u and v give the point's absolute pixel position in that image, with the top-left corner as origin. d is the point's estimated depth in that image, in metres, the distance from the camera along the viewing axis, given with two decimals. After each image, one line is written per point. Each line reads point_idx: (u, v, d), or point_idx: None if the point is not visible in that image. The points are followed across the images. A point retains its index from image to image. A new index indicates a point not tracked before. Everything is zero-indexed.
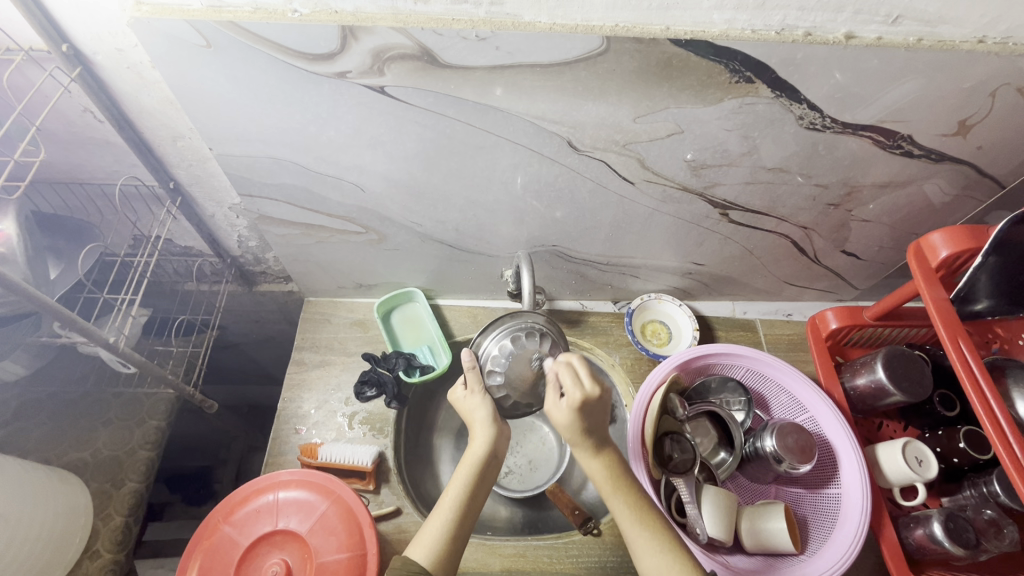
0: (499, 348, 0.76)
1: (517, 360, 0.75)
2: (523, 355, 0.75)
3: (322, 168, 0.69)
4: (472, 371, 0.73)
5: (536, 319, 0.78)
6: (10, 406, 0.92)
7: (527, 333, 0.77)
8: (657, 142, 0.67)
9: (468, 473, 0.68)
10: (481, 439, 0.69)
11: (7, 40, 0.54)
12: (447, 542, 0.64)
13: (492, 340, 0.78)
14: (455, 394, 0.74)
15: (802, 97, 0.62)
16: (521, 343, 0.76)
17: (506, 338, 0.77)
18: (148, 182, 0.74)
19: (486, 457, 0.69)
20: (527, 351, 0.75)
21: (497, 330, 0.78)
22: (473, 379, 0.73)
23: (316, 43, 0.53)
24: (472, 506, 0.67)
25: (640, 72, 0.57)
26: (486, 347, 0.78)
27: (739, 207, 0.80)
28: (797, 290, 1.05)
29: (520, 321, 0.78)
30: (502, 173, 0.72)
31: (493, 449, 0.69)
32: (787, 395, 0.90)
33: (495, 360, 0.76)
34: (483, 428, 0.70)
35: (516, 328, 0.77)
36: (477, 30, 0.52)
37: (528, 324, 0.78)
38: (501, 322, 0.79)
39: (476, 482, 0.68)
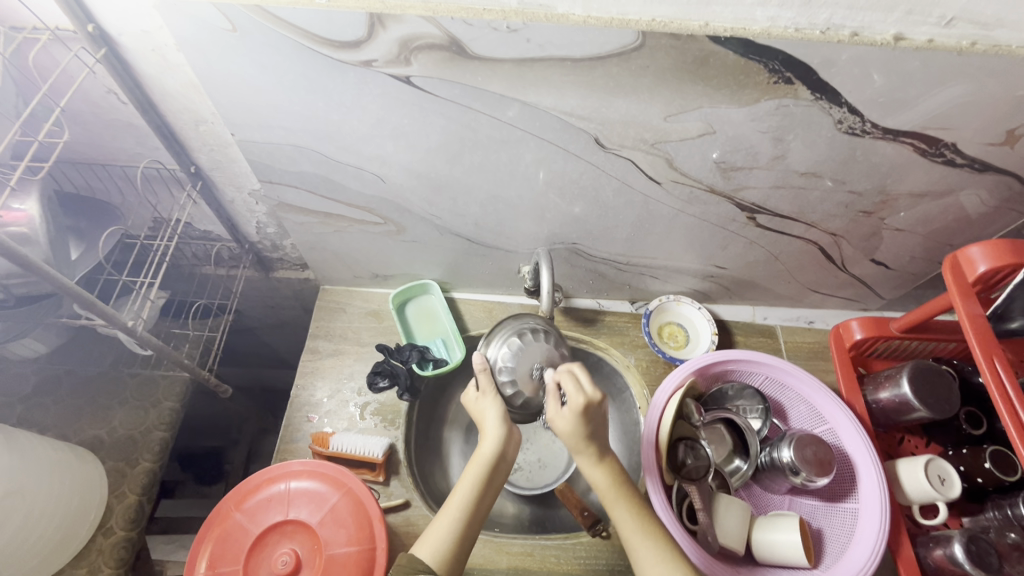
0: (506, 347, 0.74)
1: (527, 357, 0.73)
2: (533, 351, 0.74)
3: (343, 157, 0.69)
4: (483, 373, 0.72)
5: (539, 319, 0.78)
6: (30, 381, 0.94)
7: (533, 330, 0.76)
8: (687, 142, 0.65)
9: (477, 473, 0.67)
10: (491, 441, 0.68)
11: (35, 19, 0.53)
12: (454, 543, 0.63)
13: (499, 339, 0.76)
14: (467, 395, 0.73)
15: (842, 101, 0.59)
16: (529, 340, 0.75)
17: (512, 338, 0.76)
18: (170, 165, 0.73)
19: (496, 458, 0.68)
20: (535, 348, 0.74)
21: (501, 330, 0.77)
22: (485, 382, 0.72)
23: (343, 30, 0.52)
24: (480, 506, 0.66)
25: (674, 70, 0.55)
26: (493, 347, 0.76)
27: (767, 211, 0.78)
28: (821, 297, 1.02)
29: (523, 321, 0.77)
30: (525, 168, 0.71)
31: (503, 449, 0.68)
32: (806, 404, 0.88)
33: (503, 358, 0.74)
34: (495, 427, 0.69)
35: (520, 328, 0.76)
36: (509, 21, 0.51)
37: (530, 324, 0.77)
38: (503, 326, 0.78)
39: (485, 482, 0.67)
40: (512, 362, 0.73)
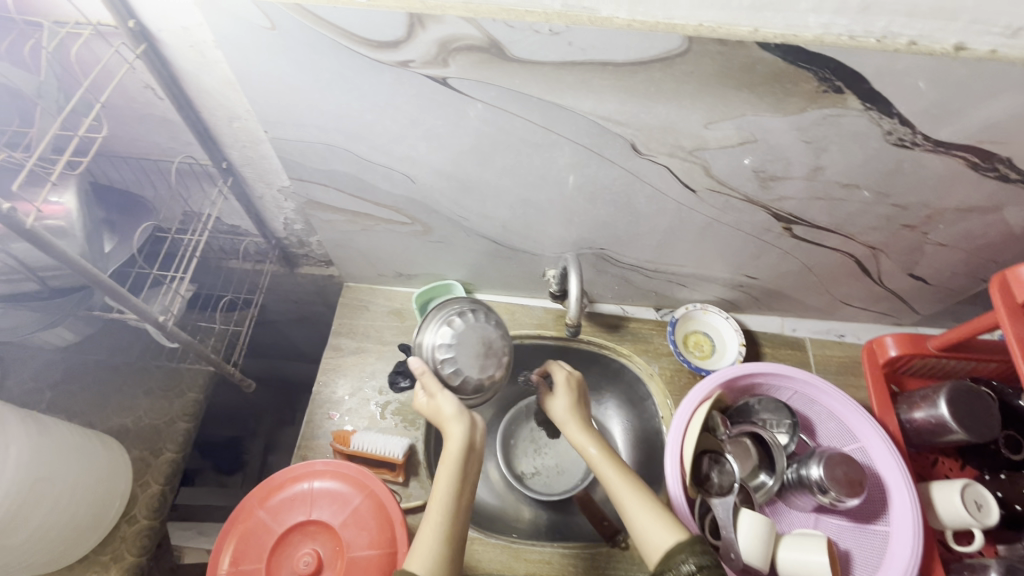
0: (434, 339, 0.72)
1: (462, 339, 0.70)
2: (465, 332, 0.71)
3: (374, 157, 0.68)
4: (425, 374, 0.71)
5: (461, 300, 0.75)
6: (59, 368, 0.95)
7: (464, 310, 0.73)
8: (726, 150, 0.63)
9: (450, 471, 0.66)
10: (456, 434, 0.68)
11: (77, 14, 0.53)
12: (445, 546, 0.61)
13: (428, 332, 0.73)
14: (417, 399, 0.72)
15: (893, 111, 0.57)
16: (458, 323, 0.71)
17: (442, 326, 0.73)
18: (203, 160, 0.74)
19: (465, 452, 0.68)
20: (466, 329, 0.71)
21: (427, 323, 0.74)
22: (430, 383, 0.71)
23: (382, 30, 0.51)
24: (461, 505, 0.65)
25: (720, 76, 0.54)
26: (425, 345, 0.73)
27: (805, 222, 0.75)
28: (854, 310, 0.99)
29: (447, 307, 0.74)
30: (558, 172, 0.70)
31: (470, 440, 0.69)
32: (836, 422, 0.86)
33: (438, 349, 0.71)
34: (456, 420, 0.68)
35: (444, 312, 0.73)
36: (552, 23, 0.49)
37: (455, 307, 0.74)
38: (428, 318, 0.75)
39: (460, 479, 0.66)
40: (447, 350, 0.70)
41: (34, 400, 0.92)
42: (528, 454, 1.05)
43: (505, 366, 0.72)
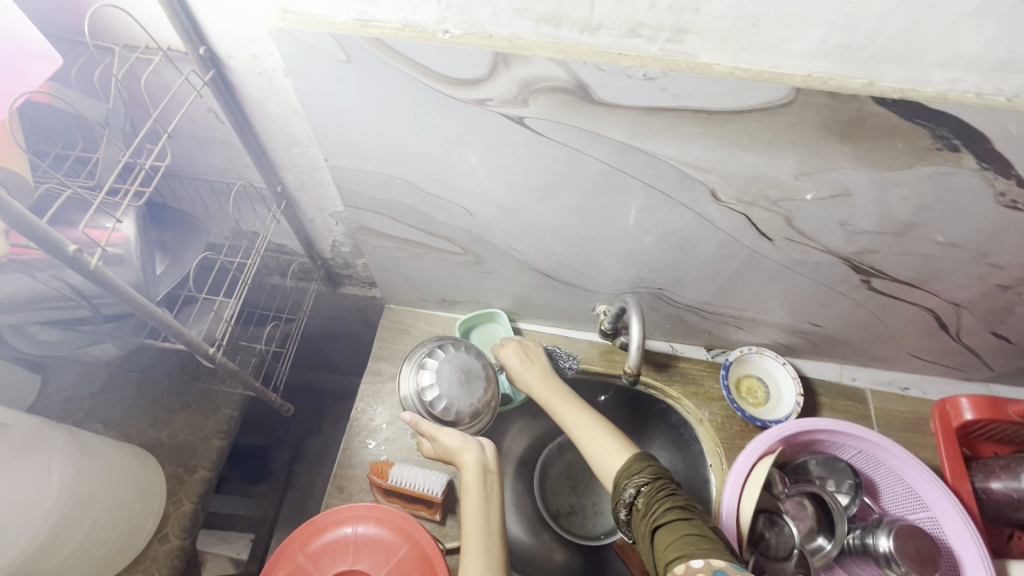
0: (417, 382, 0.76)
1: (442, 374, 0.75)
2: (442, 366, 0.75)
3: (436, 190, 0.65)
4: (422, 419, 0.74)
5: (426, 342, 0.79)
6: (98, 377, 0.94)
7: (437, 349, 0.78)
8: (815, 202, 0.59)
9: (475, 493, 0.70)
10: (471, 459, 0.71)
11: (148, 39, 0.52)
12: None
13: (409, 382, 0.77)
14: (424, 448, 0.77)
15: (1011, 172, 0.52)
16: (434, 362, 0.76)
17: (418, 371, 0.77)
18: (258, 184, 0.73)
19: (480, 467, 0.71)
20: (442, 365, 0.75)
21: (404, 373, 0.78)
22: (428, 427, 0.74)
23: (463, 68, 0.48)
24: (493, 526, 0.68)
25: (824, 129, 0.49)
26: (410, 395, 0.76)
27: (886, 276, 0.70)
28: (921, 363, 0.93)
29: (418, 352, 0.79)
30: (626, 214, 0.66)
31: (484, 457, 0.73)
32: (905, 486, 0.80)
33: (424, 391, 0.75)
34: (466, 443, 0.73)
35: (419, 358, 0.78)
36: (647, 69, 0.46)
37: (426, 349, 0.78)
38: (404, 366, 0.79)
39: (484, 501, 0.70)
40: (432, 390, 0.74)
41: (73, 409, 0.91)
42: (566, 492, 1.02)
43: (489, 385, 0.77)
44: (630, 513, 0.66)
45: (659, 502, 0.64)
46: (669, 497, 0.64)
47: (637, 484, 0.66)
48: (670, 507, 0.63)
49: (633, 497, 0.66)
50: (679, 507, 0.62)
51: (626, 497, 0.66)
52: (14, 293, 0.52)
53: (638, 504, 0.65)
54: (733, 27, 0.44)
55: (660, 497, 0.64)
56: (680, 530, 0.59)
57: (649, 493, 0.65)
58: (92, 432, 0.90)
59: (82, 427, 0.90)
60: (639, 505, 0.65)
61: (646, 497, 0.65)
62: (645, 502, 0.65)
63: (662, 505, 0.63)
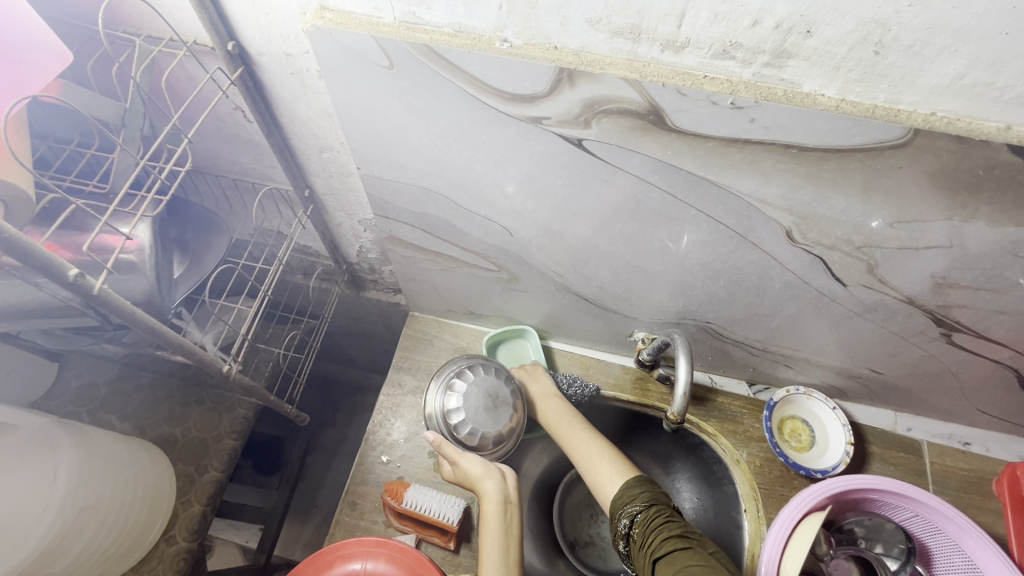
0: (443, 402, 0.72)
1: (471, 398, 0.70)
2: (471, 389, 0.71)
3: (474, 206, 0.59)
4: (444, 441, 0.69)
5: (455, 360, 0.75)
6: (114, 367, 0.92)
7: (466, 368, 0.73)
8: (907, 252, 0.51)
9: (495, 533, 0.65)
10: (491, 489, 0.67)
11: (171, 30, 0.47)
12: None
13: (434, 400, 0.73)
14: (444, 472, 0.73)
15: None
16: (463, 384, 0.71)
17: (445, 390, 0.72)
18: (285, 187, 0.68)
19: (504, 499, 0.66)
20: (470, 388, 0.71)
21: (430, 389, 0.74)
22: (451, 451, 0.69)
23: (520, 83, 0.42)
24: (511, 557, 0.63)
25: (938, 178, 0.42)
26: (434, 414, 0.72)
27: (972, 332, 0.62)
28: (987, 419, 0.85)
29: (446, 370, 0.74)
30: (684, 245, 0.59)
31: (508, 488, 0.68)
32: (964, 559, 0.72)
33: (450, 412, 0.71)
34: (488, 475, 0.67)
35: (446, 376, 0.73)
36: (736, 96, 0.39)
37: (454, 368, 0.74)
38: (431, 383, 0.74)
39: (503, 532, 0.65)
40: (458, 413, 0.70)
41: (89, 398, 0.90)
42: (585, 521, 0.97)
43: (517, 412, 0.72)
44: (631, 547, 0.62)
45: (655, 532, 0.59)
46: (665, 526, 0.59)
47: (630, 514, 0.62)
48: (665, 537, 0.58)
49: (628, 529, 0.62)
50: (676, 536, 0.57)
51: (623, 529, 0.63)
52: (17, 303, 0.48)
53: (634, 536, 0.61)
54: (849, 53, 0.37)
55: (655, 527, 0.60)
56: (678, 561, 0.54)
57: (643, 523, 0.61)
58: (107, 423, 0.89)
59: (96, 418, 0.88)
60: (636, 536, 0.61)
61: (641, 526, 0.61)
62: (641, 533, 0.61)
63: (658, 535, 0.58)
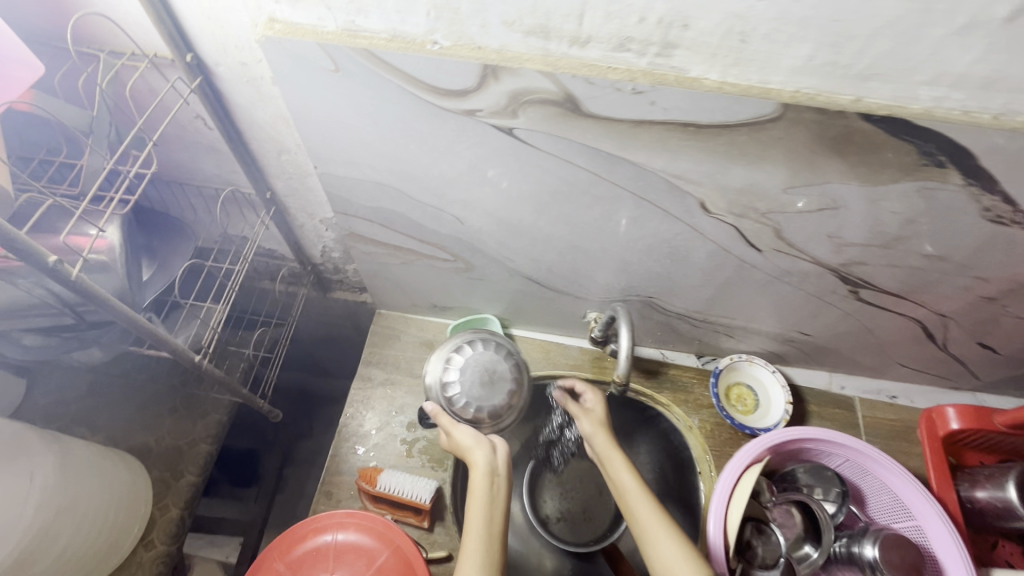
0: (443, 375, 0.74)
1: (468, 371, 0.72)
2: (469, 363, 0.72)
3: (426, 198, 0.65)
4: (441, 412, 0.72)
5: (460, 333, 0.76)
6: (84, 382, 0.94)
7: (467, 342, 0.75)
8: (803, 214, 0.59)
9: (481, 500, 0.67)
10: (481, 459, 0.68)
11: (134, 45, 0.51)
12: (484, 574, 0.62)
13: (434, 370, 0.74)
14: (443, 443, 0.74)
15: (996, 189, 0.52)
16: (461, 357, 0.73)
17: (447, 362, 0.74)
18: (247, 190, 0.72)
19: (489, 472, 0.68)
20: (467, 363, 0.72)
21: (431, 361, 0.76)
22: (446, 422, 0.72)
23: (452, 79, 0.48)
24: (495, 526, 0.66)
25: (811, 146, 0.49)
26: (434, 386, 0.74)
27: (874, 287, 0.71)
28: (909, 372, 0.94)
29: (449, 342, 0.76)
30: (616, 224, 0.66)
31: (493, 460, 0.69)
32: (890, 495, 0.80)
33: (447, 384, 0.72)
34: (478, 444, 0.70)
35: (448, 348, 0.75)
36: (636, 83, 0.46)
37: (456, 341, 0.75)
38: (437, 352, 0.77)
39: (489, 503, 0.67)
40: (453, 387, 0.72)
41: (59, 413, 0.90)
42: (552, 499, 1.01)
43: (515, 388, 0.73)
44: None
45: None
46: None
47: None
48: None
49: None
50: None
51: None
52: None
53: None
54: (722, 41, 0.44)
55: None
56: None
57: None
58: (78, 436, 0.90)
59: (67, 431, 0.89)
60: None
61: None
62: None
63: None
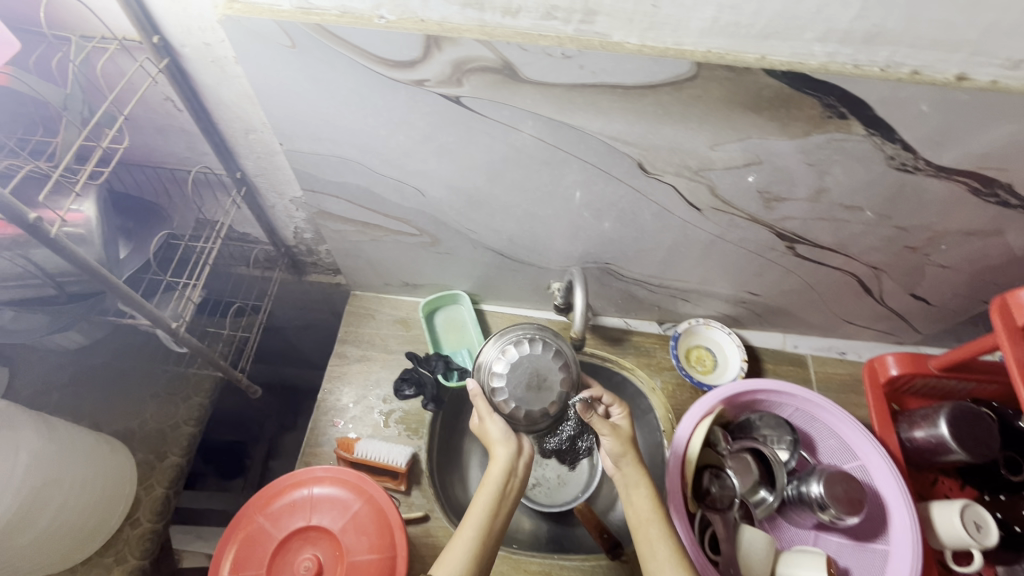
0: (494, 363, 0.77)
1: (517, 368, 0.74)
2: (520, 362, 0.75)
3: (387, 171, 0.69)
4: (479, 396, 0.76)
5: (522, 327, 0.79)
6: (66, 371, 0.96)
7: (526, 339, 0.77)
8: (732, 170, 0.64)
9: (489, 495, 0.70)
10: (501, 458, 0.72)
11: (104, 29, 0.55)
12: (472, 564, 0.65)
13: (490, 354, 0.78)
14: (472, 424, 0.77)
15: (896, 137, 0.58)
16: (515, 352, 0.76)
17: (501, 351, 0.77)
18: (218, 171, 0.76)
19: (505, 478, 0.71)
20: (522, 360, 0.75)
21: (490, 347, 0.79)
22: (482, 407, 0.75)
23: (399, 50, 0.53)
24: (498, 522, 0.69)
25: (726, 102, 0.55)
26: (482, 368, 0.78)
27: (808, 241, 0.77)
28: (855, 328, 1.00)
29: (510, 333, 0.79)
30: (566, 189, 0.71)
31: (513, 466, 0.72)
32: (836, 439, 0.87)
33: (493, 374, 0.76)
34: (502, 447, 0.72)
35: (507, 339, 0.78)
36: (564, 47, 0.51)
37: (517, 335, 0.78)
38: (499, 334, 0.80)
39: (496, 501, 0.70)
40: (501, 378, 0.75)
41: (42, 402, 0.93)
42: None
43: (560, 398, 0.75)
44: None
45: None
46: None
47: None
48: None
49: None
50: None
51: None
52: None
53: None
54: (636, 7, 0.50)
55: None
56: None
57: None
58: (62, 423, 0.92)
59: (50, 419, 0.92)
60: None
61: None
62: None
63: None
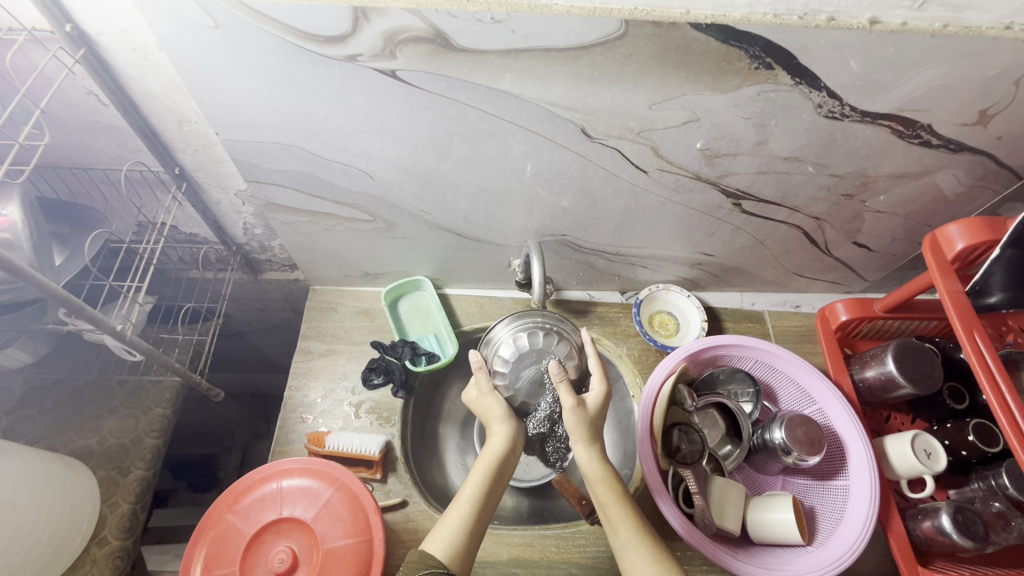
0: (506, 345, 0.84)
1: (524, 358, 0.83)
2: (529, 351, 0.83)
3: (329, 154, 0.68)
4: (481, 372, 0.74)
5: (539, 317, 0.85)
6: (16, 392, 0.92)
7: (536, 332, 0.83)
8: (672, 129, 0.66)
9: (486, 467, 0.70)
10: (499, 435, 0.72)
11: (10, 20, 0.54)
12: (464, 539, 0.65)
13: (502, 334, 0.85)
14: (468, 395, 0.76)
15: (821, 85, 0.61)
16: (527, 341, 0.83)
17: (515, 335, 0.84)
18: (153, 167, 0.74)
19: (505, 454, 0.72)
20: (529, 351, 0.83)
21: (502, 326, 0.85)
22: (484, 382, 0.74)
23: (327, 25, 0.52)
24: (488, 501, 0.69)
25: (658, 57, 0.56)
26: (492, 342, 0.85)
27: (751, 197, 0.79)
28: (806, 281, 1.05)
29: (525, 320, 0.85)
30: (513, 160, 0.71)
31: (510, 445, 0.72)
32: (795, 386, 0.90)
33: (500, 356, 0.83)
34: (501, 424, 0.73)
35: (520, 324, 0.84)
36: (493, 12, 0.51)
37: (533, 322, 0.85)
38: (513, 317, 0.85)
39: (491, 478, 0.70)
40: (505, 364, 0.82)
41: None
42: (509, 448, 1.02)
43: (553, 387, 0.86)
44: None
45: None
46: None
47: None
48: None
49: None
50: None
51: None
52: None
53: None
54: None
55: None
56: None
57: None
58: None
59: None
60: None
61: None
62: None
63: None
